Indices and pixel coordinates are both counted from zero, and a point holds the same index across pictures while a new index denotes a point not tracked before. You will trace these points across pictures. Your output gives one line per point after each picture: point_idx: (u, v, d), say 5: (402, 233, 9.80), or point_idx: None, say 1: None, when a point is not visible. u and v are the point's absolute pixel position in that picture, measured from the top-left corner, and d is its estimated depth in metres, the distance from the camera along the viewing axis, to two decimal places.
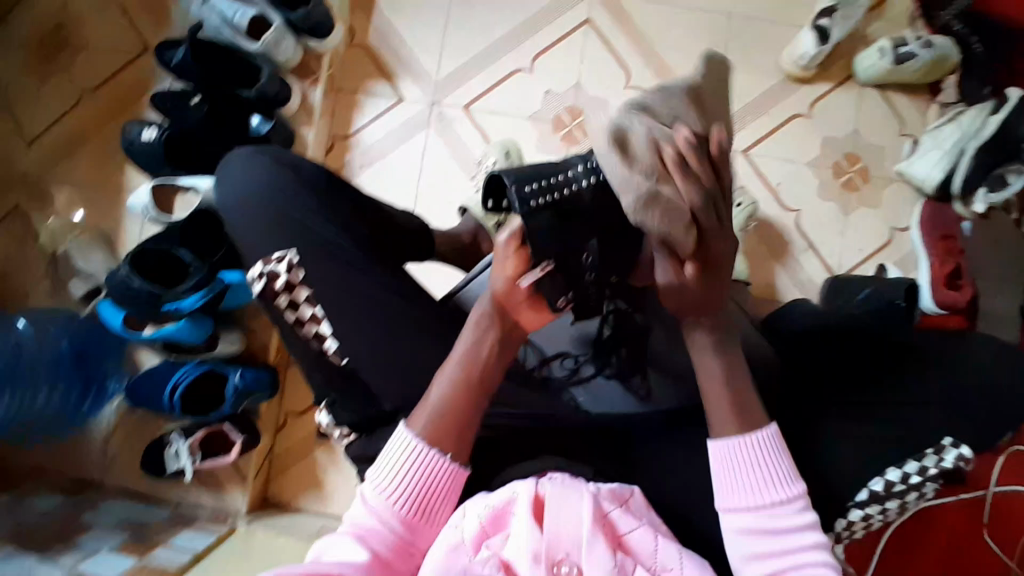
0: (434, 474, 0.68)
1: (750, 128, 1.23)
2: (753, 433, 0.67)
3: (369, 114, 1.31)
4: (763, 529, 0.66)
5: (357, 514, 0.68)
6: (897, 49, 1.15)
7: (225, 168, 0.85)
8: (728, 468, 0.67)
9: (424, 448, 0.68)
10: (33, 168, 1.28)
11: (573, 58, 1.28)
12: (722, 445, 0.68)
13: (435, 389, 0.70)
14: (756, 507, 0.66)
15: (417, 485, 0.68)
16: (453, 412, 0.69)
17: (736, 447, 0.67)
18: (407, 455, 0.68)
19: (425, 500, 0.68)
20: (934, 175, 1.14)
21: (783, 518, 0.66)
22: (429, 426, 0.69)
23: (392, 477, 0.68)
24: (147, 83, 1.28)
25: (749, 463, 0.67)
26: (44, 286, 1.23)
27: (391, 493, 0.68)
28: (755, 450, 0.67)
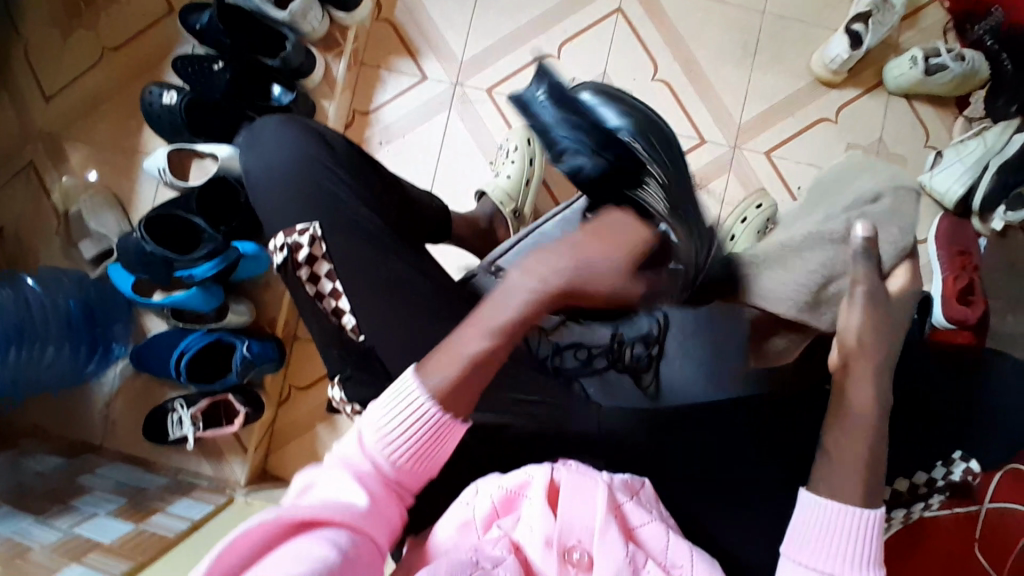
0: (433, 425, 0.60)
1: (774, 130, 1.23)
2: (867, 512, 0.62)
3: (392, 90, 1.29)
4: None
5: (349, 450, 0.61)
6: (929, 60, 1.13)
7: (253, 135, 0.85)
8: (821, 523, 0.63)
9: (429, 401, 0.60)
10: (51, 124, 1.26)
11: (601, 47, 1.27)
12: (827, 502, 0.64)
13: (461, 342, 0.62)
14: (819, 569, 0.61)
15: (419, 436, 0.60)
16: (469, 377, 0.61)
17: (839, 511, 0.63)
18: (408, 401, 0.60)
19: (424, 450, 0.61)
20: (955, 190, 1.13)
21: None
22: (445, 386, 0.61)
23: (392, 418, 0.60)
24: (169, 45, 1.26)
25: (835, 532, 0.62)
26: (56, 244, 1.22)
27: (390, 438, 0.60)
28: (859, 525, 0.62)
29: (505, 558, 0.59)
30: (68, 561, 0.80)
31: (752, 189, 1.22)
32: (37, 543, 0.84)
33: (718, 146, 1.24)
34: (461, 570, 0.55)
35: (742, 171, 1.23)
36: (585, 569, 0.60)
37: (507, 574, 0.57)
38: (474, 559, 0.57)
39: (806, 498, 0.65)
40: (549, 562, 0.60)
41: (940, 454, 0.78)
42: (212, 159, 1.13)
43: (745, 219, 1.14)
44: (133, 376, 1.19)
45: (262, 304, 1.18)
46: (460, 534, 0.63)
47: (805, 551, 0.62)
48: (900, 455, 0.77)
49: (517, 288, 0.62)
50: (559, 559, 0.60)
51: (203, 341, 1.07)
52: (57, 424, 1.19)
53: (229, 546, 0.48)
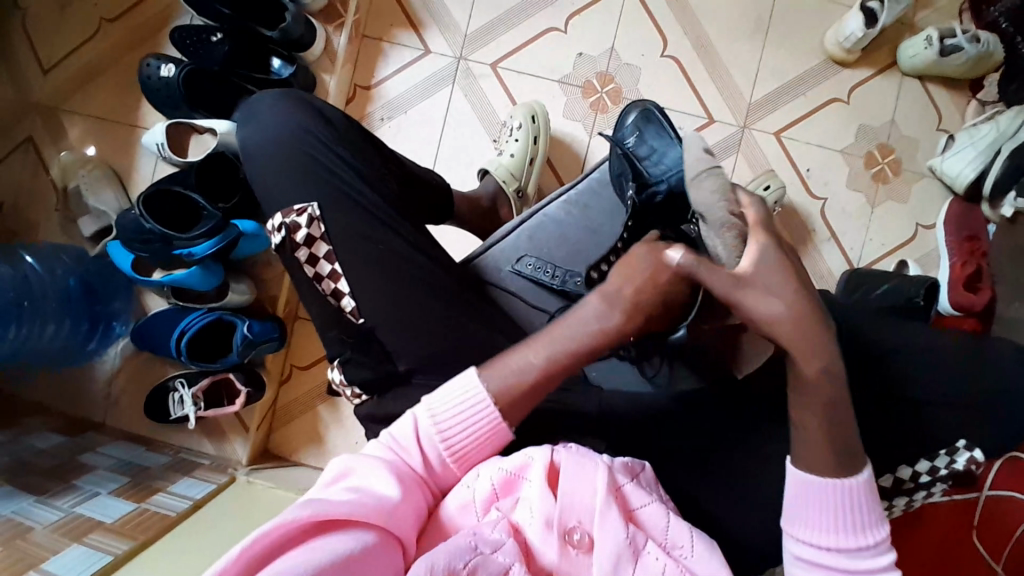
0: (489, 430, 0.64)
1: (784, 109, 1.20)
2: (853, 479, 0.61)
3: (394, 65, 1.26)
4: (823, 564, 0.62)
5: (401, 437, 0.65)
6: (944, 41, 1.10)
7: (253, 110, 0.82)
8: (810, 498, 0.62)
9: (488, 402, 0.64)
10: (47, 96, 1.23)
11: (609, 21, 1.23)
12: (808, 479, 0.62)
13: (525, 354, 0.66)
14: (823, 544, 0.61)
15: (471, 435, 0.64)
16: (531, 388, 0.65)
17: (824, 484, 0.62)
18: (470, 400, 0.64)
19: (473, 452, 0.65)
20: (966, 174, 1.11)
21: (863, 560, 0.61)
22: (509, 392, 0.64)
23: (455, 415, 0.64)
24: (167, 17, 1.22)
25: (832, 505, 0.62)
26: (55, 221, 1.20)
27: (447, 433, 0.64)
28: (845, 496, 0.61)
29: (504, 542, 0.58)
30: (69, 541, 0.81)
31: (760, 170, 1.20)
32: (39, 523, 0.85)
33: (727, 126, 1.21)
34: (458, 556, 0.54)
35: (750, 152, 1.21)
36: (586, 550, 0.60)
37: (506, 558, 0.57)
38: (472, 545, 0.56)
39: (789, 473, 0.64)
40: (550, 544, 0.60)
41: (945, 443, 0.77)
42: (211, 135, 1.11)
43: None
44: (133, 354, 1.18)
45: (263, 282, 1.17)
46: (459, 516, 0.62)
47: (805, 529, 0.62)
48: (901, 442, 0.77)
49: (587, 317, 0.66)
50: (559, 541, 0.60)
51: (203, 320, 1.06)
52: (60, 402, 1.19)
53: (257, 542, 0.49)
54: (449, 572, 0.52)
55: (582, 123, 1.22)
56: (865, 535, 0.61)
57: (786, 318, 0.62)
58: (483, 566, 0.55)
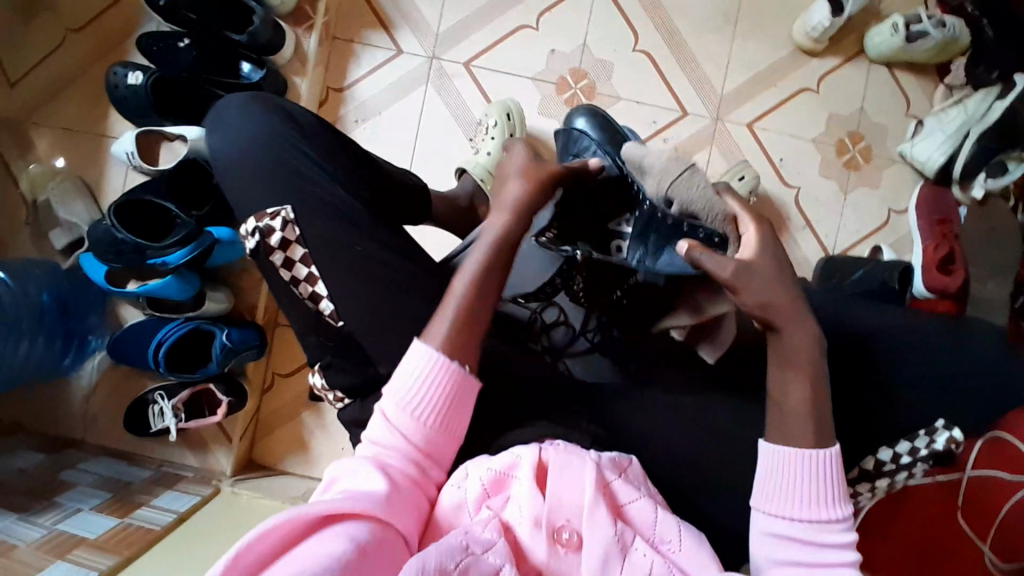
0: (447, 386, 0.65)
1: (756, 100, 1.22)
2: (822, 453, 0.62)
3: (366, 66, 1.26)
4: (796, 538, 0.61)
5: (379, 433, 0.65)
6: (910, 28, 1.12)
7: (221, 114, 0.81)
8: (783, 470, 0.63)
9: (438, 358, 0.66)
10: (12, 109, 1.20)
11: (580, 17, 1.23)
12: (779, 451, 0.63)
13: (455, 296, 0.68)
14: (795, 517, 0.62)
15: (436, 398, 0.65)
16: (467, 328, 0.67)
17: (795, 457, 0.62)
18: (423, 368, 0.65)
19: (443, 414, 0.65)
20: (936, 159, 1.13)
21: (832, 535, 0.61)
22: (450, 335, 0.67)
23: (413, 389, 0.65)
24: (134, 24, 1.20)
25: (802, 477, 0.62)
26: (25, 235, 1.18)
27: (413, 408, 0.65)
28: (815, 467, 0.62)
29: (496, 542, 0.58)
30: (52, 559, 0.80)
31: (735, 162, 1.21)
32: (22, 541, 0.83)
33: (700, 118, 1.22)
34: (450, 556, 0.54)
35: (724, 144, 1.22)
36: (575, 548, 0.61)
37: (498, 558, 0.57)
38: (464, 544, 0.56)
39: (762, 447, 0.65)
40: (539, 543, 0.60)
41: (923, 424, 0.79)
42: (181, 142, 1.09)
43: None
44: (110, 368, 1.16)
45: (240, 289, 1.16)
46: (453, 517, 0.63)
47: (779, 504, 0.62)
48: (882, 423, 0.78)
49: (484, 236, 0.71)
50: (548, 539, 0.60)
51: (182, 330, 1.05)
52: (36, 419, 1.16)
53: (253, 542, 0.48)
54: (440, 572, 0.51)
55: (557, 119, 1.23)
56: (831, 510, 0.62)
57: (778, 298, 0.66)
58: (474, 566, 0.55)
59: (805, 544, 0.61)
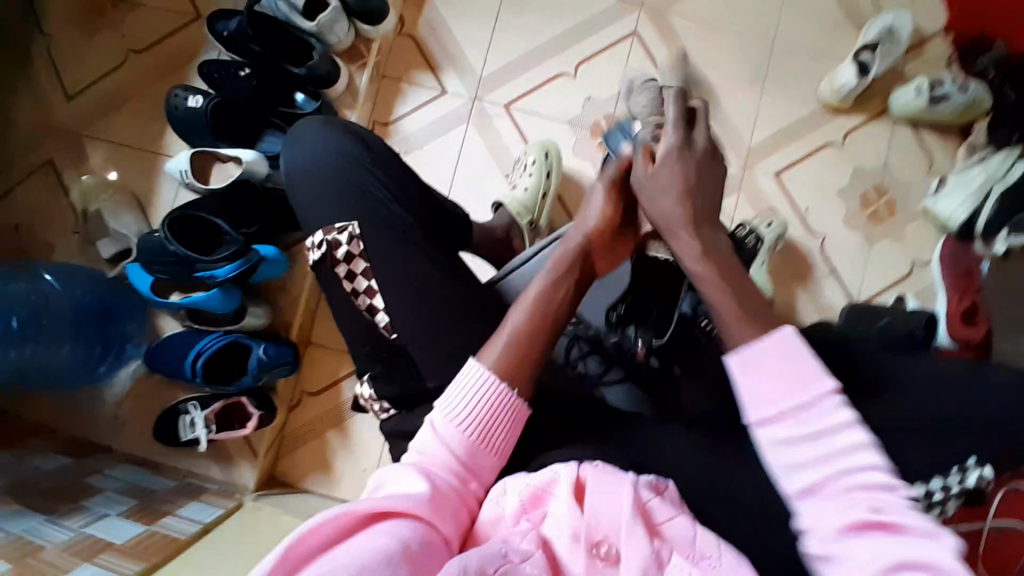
0: (500, 406, 0.67)
1: (783, 152, 1.27)
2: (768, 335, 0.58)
3: (411, 103, 1.32)
4: (794, 438, 0.55)
5: (425, 442, 0.67)
6: (933, 90, 1.18)
7: (292, 138, 0.86)
8: (751, 369, 0.58)
9: (494, 379, 0.68)
10: (75, 123, 1.27)
11: (616, 66, 1.30)
12: (748, 351, 0.58)
13: (514, 316, 0.71)
14: (783, 413, 0.56)
15: (484, 411, 0.67)
16: (528, 344, 0.70)
17: (763, 348, 0.58)
18: (477, 386, 0.68)
19: (490, 430, 0.67)
20: (959, 214, 1.17)
21: (824, 430, 0.55)
22: (504, 357, 0.69)
23: (465, 404, 0.67)
24: (197, 49, 1.27)
25: (771, 367, 0.57)
26: (75, 244, 1.22)
27: (462, 421, 0.67)
28: (781, 348, 0.57)
29: (533, 553, 0.59)
30: (80, 560, 0.80)
31: (761, 209, 1.25)
32: (49, 542, 0.84)
33: (728, 166, 1.27)
34: (490, 560, 0.56)
35: (751, 192, 1.26)
36: (612, 564, 0.60)
37: (534, 568, 0.57)
38: (502, 551, 0.58)
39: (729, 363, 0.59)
40: (577, 558, 0.60)
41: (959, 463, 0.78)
42: (234, 163, 1.14)
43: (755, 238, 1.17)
44: (144, 377, 1.18)
45: (278, 307, 1.18)
46: (492, 527, 0.64)
47: (761, 407, 0.57)
48: None
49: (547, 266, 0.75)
50: (586, 554, 0.60)
51: (220, 342, 1.08)
52: (66, 424, 1.17)
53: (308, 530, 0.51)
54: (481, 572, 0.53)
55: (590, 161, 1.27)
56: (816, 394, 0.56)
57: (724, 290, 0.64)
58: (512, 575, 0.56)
59: (807, 441, 0.55)
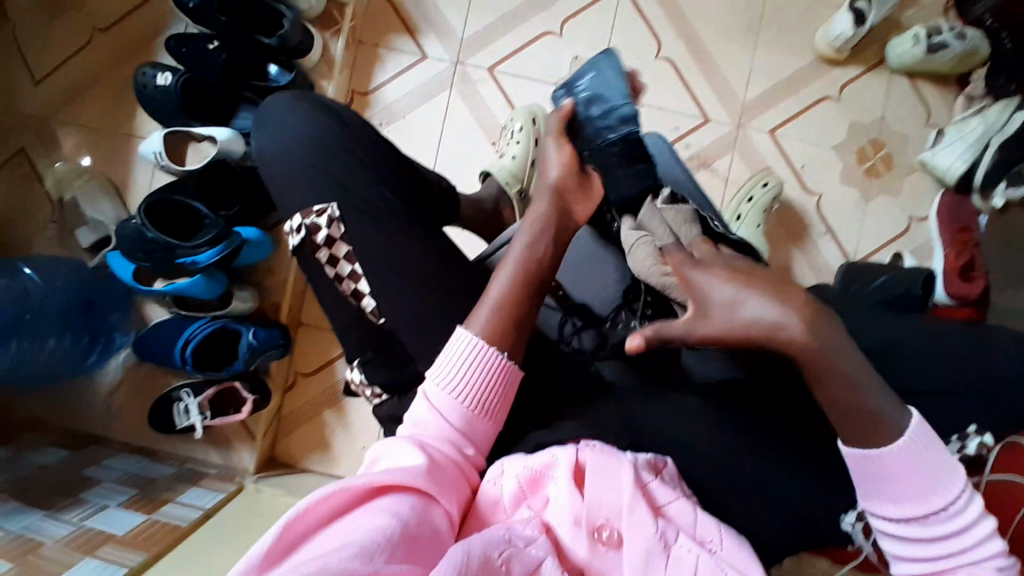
0: (490, 370, 0.66)
1: (777, 108, 1.23)
2: (896, 439, 0.56)
3: (390, 71, 1.27)
4: (919, 537, 0.56)
5: (421, 414, 0.66)
6: (931, 38, 1.13)
7: (265, 113, 0.83)
8: (872, 469, 0.57)
9: (483, 345, 0.66)
10: (42, 107, 1.22)
11: (603, 24, 1.25)
12: (866, 455, 0.57)
13: (497, 280, 0.68)
14: (911, 516, 0.56)
15: (475, 379, 0.65)
16: (517, 311, 0.67)
17: (887, 451, 0.56)
18: (465, 353, 0.66)
19: (483, 396, 0.66)
20: (956, 167, 1.13)
21: (948, 523, 0.55)
22: (491, 323, 0.66)
23: (456, 372, 0.65)
24: (163, 24, 1.21)
25: (896, 468, 0.56)
26: (51, 233, 1.19)
27: (454, 390, 0.65)
28: (907, 450, 0.56)
29: (536, 538, 0.58)
30: (82, 554, 0.80)
31: (756, 167, 1.22)
32: (50, 538, 0.84)
33: (720, 126, 1.23)
34: (494, 545, 0.54)
35: (745, 150, 1.23)
36: (615, 547, 0.60)
37: (540, 552, 0.57)
38: (506, 537, 0.56)
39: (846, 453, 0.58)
40: (579, 542, 0.60)
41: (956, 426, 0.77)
42: (210, 143, 1.08)
43: (750, 199, 1.15)
44: (135, 365, 1.16)
45: (266, 289, 1.17)
46: (492, 510, 0.63)
47: (879, 502, 0.57)
48: None
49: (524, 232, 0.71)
50: (589, 538, 0.60)
51: (208, 329, 1.07)
52: (59, 416, 1.17)
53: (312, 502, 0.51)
54: (485, 558, 0.52)
55: None
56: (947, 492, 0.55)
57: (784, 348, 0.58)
58: (516, 558, 0.55)
59: (927, 539, 0.56)
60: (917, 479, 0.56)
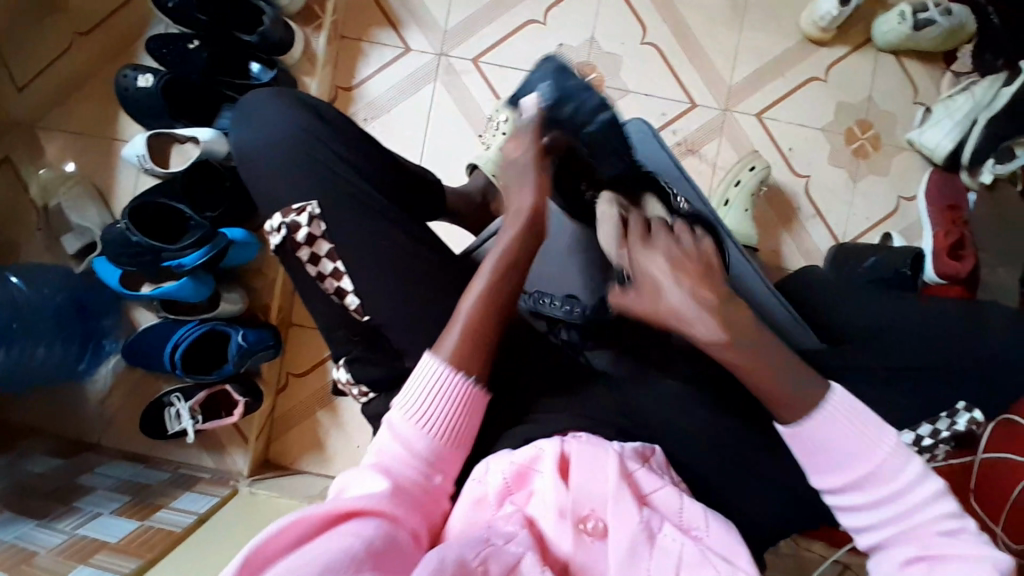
0: (457, 397, 0.66)
1: (765, 91, 1.22)
2: (820, 406, 0.59)
3: (374, 64, 1.25)
4: (864, 499, 0.58)
5: (382, 442, 0.65)
6: (917, 15, 1.12)
7: (244, 107, 0.81)
8: (804, 444, 0.59)
9: (450, 372, 0.66)
10: (22, 111, 1.20)
11: (587, 11, 1.23)
12: (796, 430, 0.59)
13: (466, 305, 0.68)
14: (849, 480, 0.58)
15: (442, 406, 0.66)
16: (482, 341, 0.67)
17: (813, 421, 0.59)
18: (432, 379, 0.66)
19: (450, 423, 0.66)
20: (945, 145, 1.13)
21: (887, 481, 0.57)
22: (461, 347, 0.67)
23: (422, 399, 0.65)
24: (145, 26, 1.20)
25: (827, 436, 0.59)
26: (36, 240, 1.17)
27: (420, 417, 0.65)
28: (830, 417, 0.59)
29: (517, 534, 0.58)
30: (76, 563, 0.80)
31: (744, 151, 1.21)
32: (42, 547, 0.84)
33: (708, 110, 1.23)
34: (470, 548, 0.54)
35: (733, 134, 1.22)
36: (601, 537, 0.60)
37: (520, 548, 0.56)
38: (485, 537, 0.56)
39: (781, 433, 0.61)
40: (564, 534, 0.59)
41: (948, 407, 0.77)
42: (193, 144, 1.08)
43: (738, 183, 1.14)
44: (126, 370, 1.16)
45: (255, 290, 1.16)
46: (473, 510, 0.62)
47: (821, 475, 0.59)
48: None
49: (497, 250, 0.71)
50: (574, 529, 0.59)
51: (198, 331, 1.05)
52: (52, 424, 1.16)
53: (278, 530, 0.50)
54: (460, 562, 0.52)
55: None
56: (874, 453, 0.58)
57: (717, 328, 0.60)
58: (494, 557, 0.55)
59: (872, 500, 0.58)
60: (848, 443, 0.58)
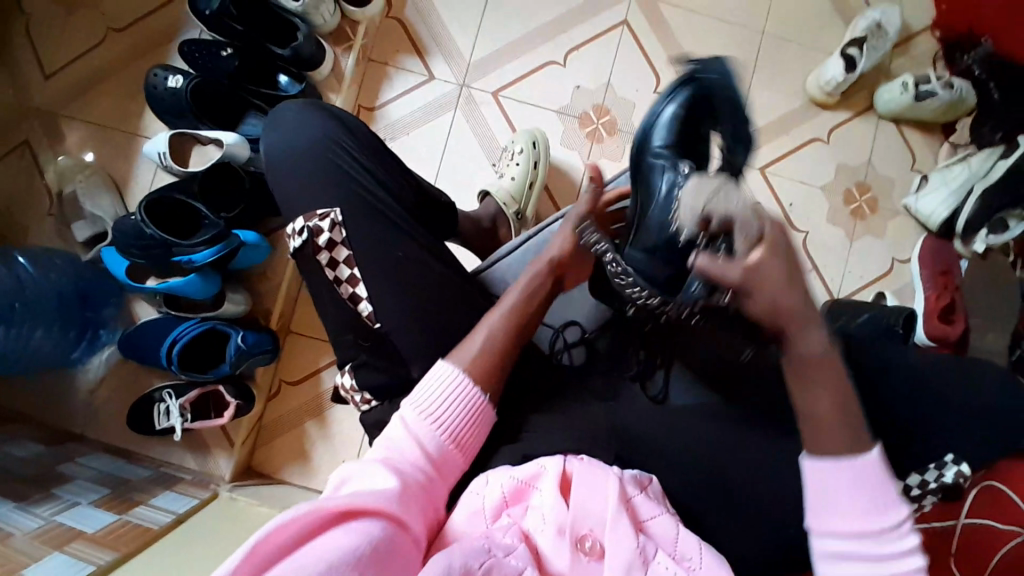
0: (472, 408, 0.68)
1: (771, 145, 1.27)
2: (853, 455, 0.57)
3: (397, 89, 1.30)
4: (861, 557, 0.56)
5: (394, 434, 0.65)
6: (919, 87, 1.18)
7: (274, 116, 0.84)
8: (821, 485, 0.58)
9: (469, 382, 0.68)
10: (49, 100, 1.23)
11: (605, 57, 1.29)
12: (821, 467, 0.58)
13: (489, 324, 0.71)
14: (855, 533, 0.56)
15: (457, 413, 0.67)
16: (497, 355, 0.70)
17: (841, 466, 0.57)
18: (451, 387, 0.67)
19: (462, 432, 0.67)
20: (940, 212, 1.17)
21: (885, 547, 0.56)
22: (477, 362, 0.69)
23: (438, 403, 0.67)
24: (178, 28, 1.24)
25: (846, 488, 0.57)
26: (48, 225, 1.19)
27: (434, 420, 0.66)
28: (859, 470, 0.57)
29: (516, 548, 0.58)
30: (50, 549, 0.78)
31: None
32: (18, 530, 0.82)
33: None
34: (474, 558, 0.54)
35: None
36: (597, 557, 0.60)
37: (519, 563, 0.57)
38: (486, 547, 0.57)
39: (804, 467, 0.59)
40: (561, 551, 0.59)
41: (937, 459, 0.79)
42: (215, 146, 1.10)
43: None
44: (120, 363, 1.15)
45: (259, 295, 1.17)
46: (466, 523, 0.62)
47: (826, 519, 0.58)
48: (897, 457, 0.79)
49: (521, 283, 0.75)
50: (571, 547, 0.59)
51: (197, 329, 1.05)
52: (39, 411, 1.15)
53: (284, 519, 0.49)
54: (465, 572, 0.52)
55: (576, 152, 1.26)
56: (885, 518, 0.56)
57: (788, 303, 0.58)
58: (497, 567, 0.55)
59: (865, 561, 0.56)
60: (867, 500, 0.57)
